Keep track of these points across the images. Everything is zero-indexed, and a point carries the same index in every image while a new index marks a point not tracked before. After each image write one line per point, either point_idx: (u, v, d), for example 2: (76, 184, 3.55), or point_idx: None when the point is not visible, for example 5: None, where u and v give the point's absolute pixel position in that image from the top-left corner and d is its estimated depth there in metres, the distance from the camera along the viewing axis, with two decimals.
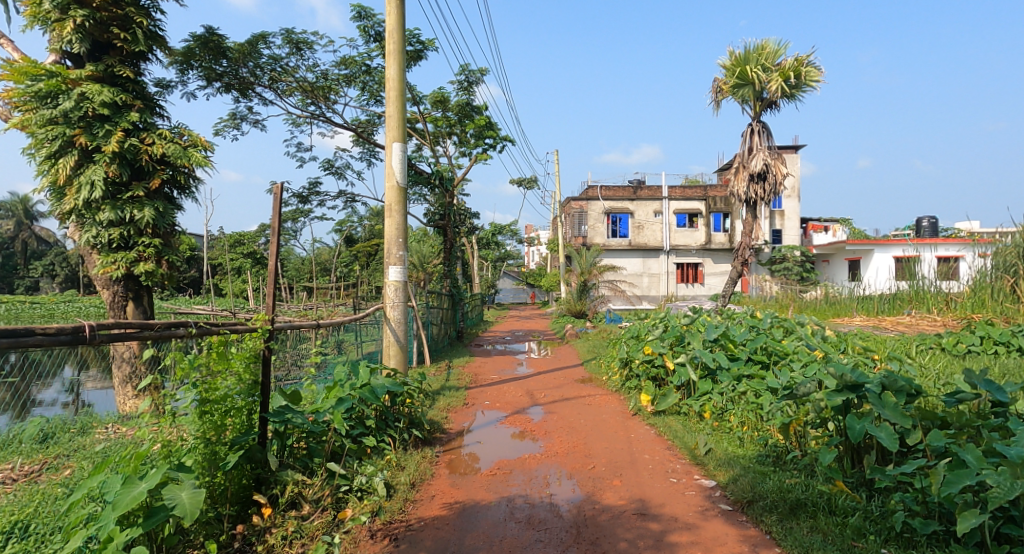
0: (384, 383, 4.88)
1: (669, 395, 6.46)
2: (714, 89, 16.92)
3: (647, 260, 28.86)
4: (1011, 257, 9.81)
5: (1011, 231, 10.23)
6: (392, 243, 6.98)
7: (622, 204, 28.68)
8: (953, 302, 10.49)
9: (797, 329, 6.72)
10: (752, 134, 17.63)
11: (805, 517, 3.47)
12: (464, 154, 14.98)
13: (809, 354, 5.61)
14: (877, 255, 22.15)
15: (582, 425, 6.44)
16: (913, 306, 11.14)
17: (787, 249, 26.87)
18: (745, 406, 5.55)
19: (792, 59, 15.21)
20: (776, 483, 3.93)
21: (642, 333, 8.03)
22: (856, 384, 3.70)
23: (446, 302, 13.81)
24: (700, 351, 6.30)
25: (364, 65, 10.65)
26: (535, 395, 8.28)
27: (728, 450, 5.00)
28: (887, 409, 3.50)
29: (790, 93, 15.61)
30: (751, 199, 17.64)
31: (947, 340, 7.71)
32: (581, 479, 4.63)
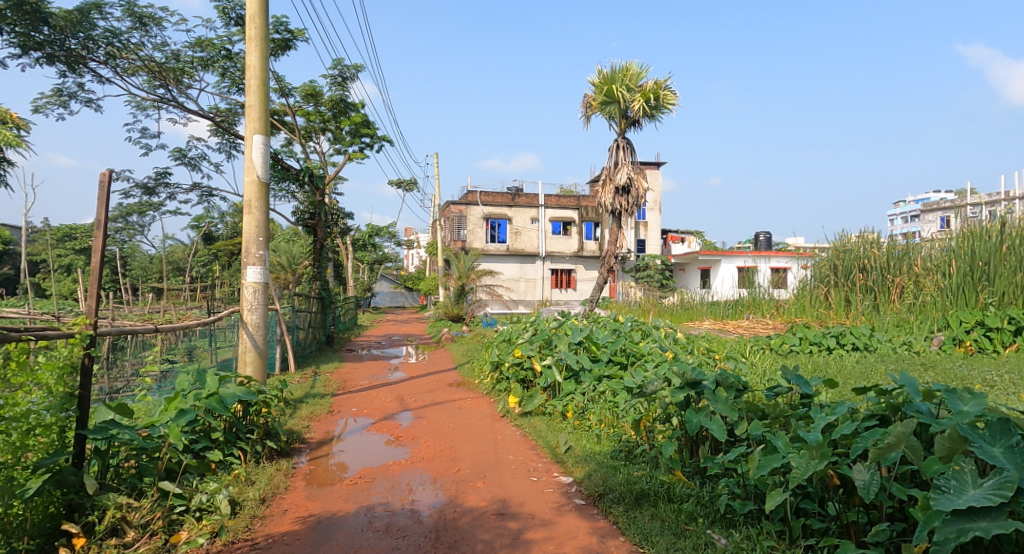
0: (235, 392, 4.51)
1: (535, 396, 6.67)
2: (584, 104, 17.85)
3: (524, 265, 29.53)
4: (825, 269, 11.43)
5: (826, 245, 11.87)
6: (251, 242, 6.50)
7: (500, 210, 29.20)
8: (782, 308, 11.97)
9: (653, 332, 7.25)
10: (617, 149, 18.78)
11: (647, 507, 3.75)
12: (338, 151, 14.42)
13: (662, 355, 6.12)
14: (723, 264, 24.64)
15: (451, 428, 6.44)
16: (751, 311, 12.53)
17: (649, 258, 28.97)
18: (603, 405, 5.89)
19: (652, 82, 16.45)
20: (625, 476, 4.21)
21: (514, 336, 8.23)
22: (696, 382, 4.10)
23: (315, 305, 13.15)
24: (565, 353, 6.56)
25: (224, 49, 9.87)
26: (405, 401, 8.14)
27: (586, 446, 5.26)
28: (719, 403, 3.89)
29: (650, 114, 16.89)
30: (617, 211, 18.79)
31: (774, 341, 8.83)
32: (445, 483, 4.62)
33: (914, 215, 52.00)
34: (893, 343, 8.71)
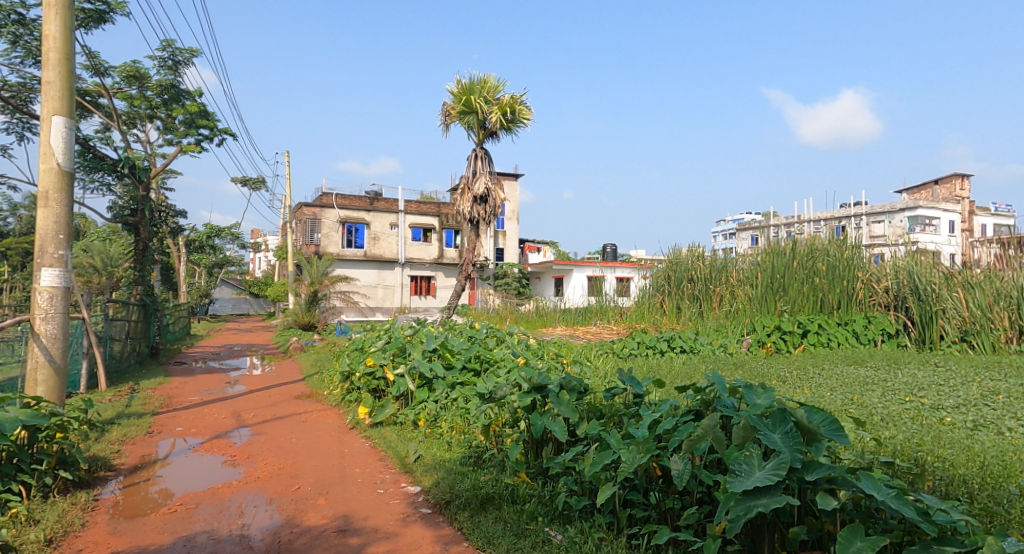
0: (16, 416, 3.81)
1: (387, 405, 6.47)
2: (443, 112, 17.89)
3: (382, 271, 28.75)
4: (661, 279, 12.58)
5: (662, 257, 13.08)
6: (48, 240, 5.56)
7: (357, 213, 28.18)
8: (624, 314, 12.93)
9: (506, 338, 7.43)
10: (476, 159, 19.07)
11: (491, 510, 3.80)
12: (168, 142, 12.96)
13: (514, 361, 6.27)
14: (575, 274, 26.08)
15: (293, 444, 6.03)
16: (598, 317, 13.38)
17: (507, 266, 29.74)
18: (455, 412, 5.90)
19: (509, 96, 16.97)
20: (472, 481, 4.23)
21: (366, 344, 7.95)
22: (541, 386, 4.25)
23: (136, 313, 11.63)
24: (419, 361, 6.45)
25: (15, 13, 8.41)
26: (242, 416, 7.47)
27: (436, 455, 5.22)
28: (562, 405, 4.06)
29: (507, 127, 17.40)
30: (474, 219, 19.05)
31: (616, 345, 9.50)
32: (282, 503, 4.31)
33: (732, 233, 58.65)
34: (713, 346, 9.80)
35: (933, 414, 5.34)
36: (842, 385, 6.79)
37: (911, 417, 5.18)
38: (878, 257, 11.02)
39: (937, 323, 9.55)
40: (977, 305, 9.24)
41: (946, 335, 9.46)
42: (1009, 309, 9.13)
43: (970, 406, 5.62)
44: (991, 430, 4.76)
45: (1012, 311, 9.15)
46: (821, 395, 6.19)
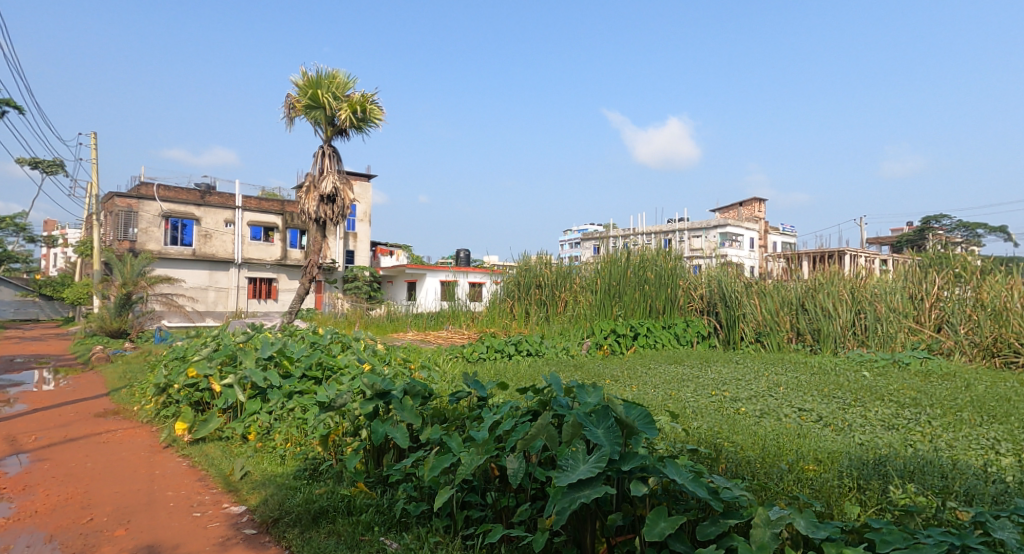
0: None
1: (211, 419, 5.85)
2: (287, 105, 16.82)
3: (214, 272, 26.10)
4: (511, 285, 13.00)
5: (513, 264, 13.51)
6: None
7: (184, 208, 25.41)
8: (476, 318, 13.14)
9: (352, 343, 7.12)
10: (323, 156, 18.16)
11: (324, 524, 3.62)
12: None
13: (359, 367, 6.04)
14: (427, 278, 25.89)
15: (88, 469, 5.22)
16: (451, 322, 13.44)
17: (357, 269, 28.70)
18: (291, 423, 5.52)
19: (360, 94, 16.44)
20: (304, 495, 4.00)
21: (189, 353, 7.15)
22: (384, 392, 4.14)
23: None
24: (251, 370, 5.93)
25: None
26: (20, 441, 6.30)
27: (266, 470, 4.84)
28: (405, 412, 3.99)
29: (358, 125, 16.84)
30: (320, 219, 18.14)
31: (466, 349, 9.61)
32: (67, 539, 3.70)
33: (576, 242, 62.36)
34: (556, 348, 10.32)
35: (732, 405, 6.15)
36: (663, 382, 7.54)
37: (715, 408, 5.92)
38: (696, 267, 12.49)
39: (738, 325, 11.10)
40: (768, 311, 10.80)
41: (745, 336, 11.02)
42: (790, 313, 10.71)
43: (761, 397, 6.56)
44: (773, 417, 5.61)
45: (791, 315, 10.69)
46: (646, 392, 6.83)
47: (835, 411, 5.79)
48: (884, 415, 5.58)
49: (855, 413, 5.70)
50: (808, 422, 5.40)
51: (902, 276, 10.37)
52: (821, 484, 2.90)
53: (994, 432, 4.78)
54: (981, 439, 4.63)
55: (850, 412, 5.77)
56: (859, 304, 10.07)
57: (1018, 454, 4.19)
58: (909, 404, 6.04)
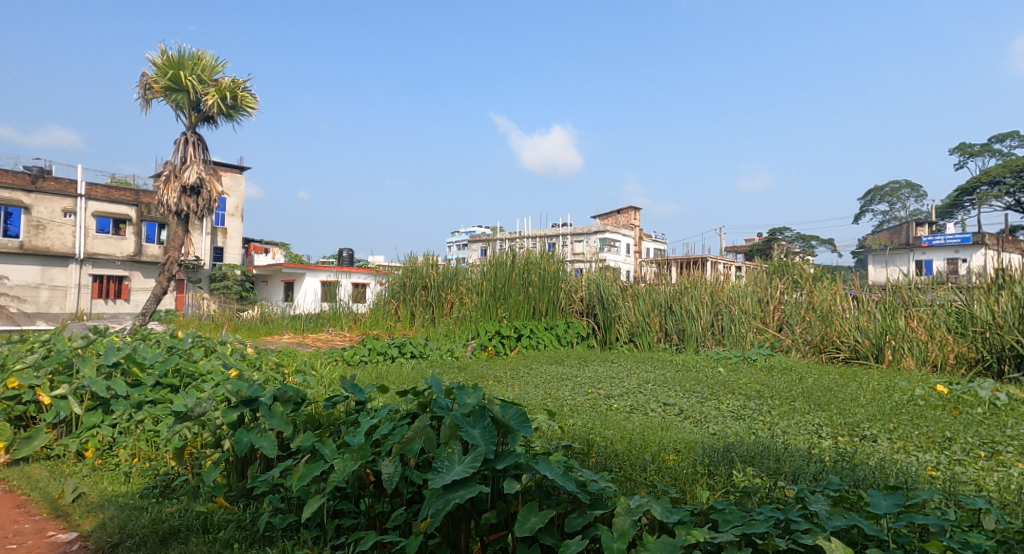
0: None
1: (36, 436, 5.10)
2: (142, 85, 15.24)
3: (49, 269, 22.98)
4: (396, 286, 12.75)
5: (398, 265, 13.25)
6: None
7: (10, 194, 22.13)
8: (359, 320, 12.73)
9: (217, 347, 6.57)
10: (185, 144, 16.63)
11: (175, 545, 3.30)
12: None
13: (223, 374, 5.59)
14: (306, 278, 24.67)
15: None
16: (331, 324, 12.90)
17: (227, 267, 26.64)
18: (138, 437, 4.98)
19: (230, 79, 15.30)
20: (151, 516, 3.62)
21: (10, 361, 6.19)
22: (251, 399, 3.85)
23: None
24: (90, 379, 5.25)
25: None
26: None
27: (106, 490, 4.32)
28: (274, 419, 3.74)
29: (227, 113, 15.68)
30: (182, 212, 16.59)
31: (347, 353, 9.27)
32: None
33: (464, 244, 62.57)
34: (441, 350, 10.25)
35: (605, 402, 6.50)
36: (544, 382, 7.78)
37: (591, 405, 6.22)
38: (577, 271, 13.04)
39: (614, 326, 11.75)
40: (640, 312, 11.55)
41: (620, 336, 11.70)
42: (659, 314, 11.53)
43: (631, 393, 7.00)
44: (641, 412, 6.02)
45: (661, 316, 11.51)
46: (527, 391, 7.02)
47: (693, 404, 6.33)
48: (734, 406, 6.19)
49: (710, 406, 6.27)
50: (670, 415, 5.86)
51: (753, 282, 11.55)
52: (678, 472, 3.15)
53: (817, 419, 5.50)
54: (809, 425, 5.29)
55: (706, 405, 6.34)
56: (718, 307, 11.08)
57: (835, 437, 4.86)
58: (755, 396, 6.75)
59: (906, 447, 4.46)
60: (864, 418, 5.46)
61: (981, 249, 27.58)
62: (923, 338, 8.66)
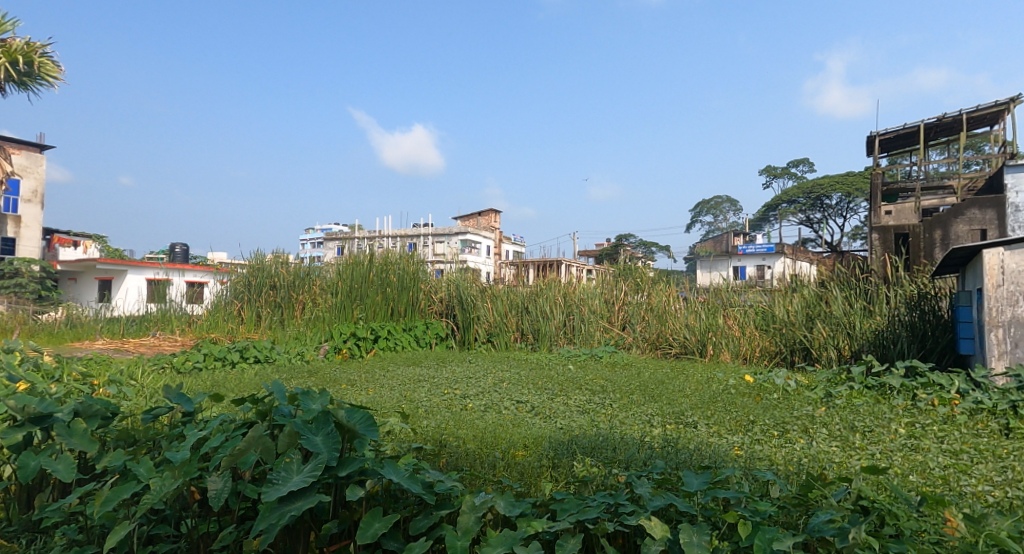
0: None
1: None
2: None
3: None
4: (239, 286, 11.78)
5: (242, 262, 12.24)
6: None
7: None
8: (193, 323, 11.51)
9: (2, 356, 5.52)
10: None
11: None
12: None
13: (9, 388, 4.70)
14: (128, 276, 21.77)
15: None
16: (158, 328, 11.51)
17: (21, 262, 22.59)
18: None
19: (24, 42, 13.04)
20: None
21: None
22: (43, 416, 3.26)
23: None
24: None
25: None
26: None
27: None
28: (73, 438, 3.20)
29: (20, 81, 13.34)
30: None
31: (177, 359, 8.32)
32: None
33: (316, 242, 59.34)
34: (289, 354, 9.60)
35: (461, 402, 6.54)
36: (400, 384, 7.63)
37: (446, 406, 6.22)
38: (438, 272, 12.99)
39: (472, 327, 11.85)
40: (498, 313, 11.80)
41: (478, 337, 11.84)
42: (516, 315, 11.88)
43: (487, 392, 7.12)
44: (495, 410, 6.14)
45: (517, 316, 11.86)
46: (381, 394, 6.83)
47: (544, 401, 6.61)
48: (580, 401, 6.57)
49: (559, 401, 6.59)
50: (522, 412, 6.05)
51: (601, 283, 12.35)
52: (524, 467, 3.25)
53: (650, 409, 6.03)
54: (643, 416, 5.78)
55: (556, 401, 6.65)
56: (569, 307, 11.70)
57: (664, 425, 5.36)
58: (599, 391, 7.23)
59: (720, 431, 5.06)
60: (688, 407, 6.10)
61: (783, 257, 32.20)
62: (738, 334, 9.88)
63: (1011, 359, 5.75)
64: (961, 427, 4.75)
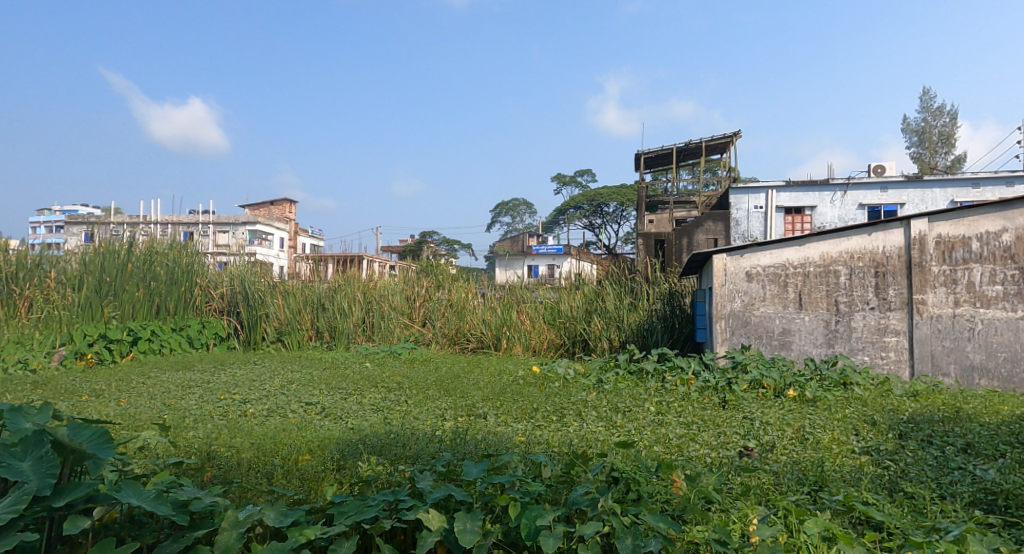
0: None
1: None
2: None
3: None
4: None
5: None
6: None
7: None
8: None
9: None
10: None
11: None
12: None
13: None
14: None
15: None
16: None
17: None
18: None
19: None
20: None
21: None
22: None
23: None
24: None
25: None
26: None
27: None
28: None
29: None
30: None
31: None
32: None
33: (55, 225, 48.84)
34: (7, 364, 7.78)
35: (239, 408, 5.93)
36: (164, 392, 6.67)
37: (220, 414, 5.59)
38: (220, 265, 11.65)
39: (260, 325, 10.86)
40: (290, 309, 10.99)
41: (267, 336, 10.89)
42: (311, 311, 11.18)
43: (271, 396, 6.60)
44: (280, 414, 5.70)
45: (311, 314, 11.17)
46: (137, 405, 5.89)
47: (336, 401, 6.34)
48: (375, 400, 6.44)
49: (353, 401, 6.38)
50: (310, 414, 5.73)
51: (403, 280, 12.17)
52: (305, 472, 3.07)
53: (444, 404, 6.17)
54: (436, 410, 5.88)
55: (349, 400, 6.43)
56: (369, 303, 11.37)
57: (456, 418, 5.53)
58: (395, 388, 7.17)
59: (506, 420, 5.38)
60: (480, 399, 6.37)
61: (569, 258, 35.35)
62: (529, 328, 10.60)
63: (730, 344, 7.11)
64: (695, 402, 5.74)
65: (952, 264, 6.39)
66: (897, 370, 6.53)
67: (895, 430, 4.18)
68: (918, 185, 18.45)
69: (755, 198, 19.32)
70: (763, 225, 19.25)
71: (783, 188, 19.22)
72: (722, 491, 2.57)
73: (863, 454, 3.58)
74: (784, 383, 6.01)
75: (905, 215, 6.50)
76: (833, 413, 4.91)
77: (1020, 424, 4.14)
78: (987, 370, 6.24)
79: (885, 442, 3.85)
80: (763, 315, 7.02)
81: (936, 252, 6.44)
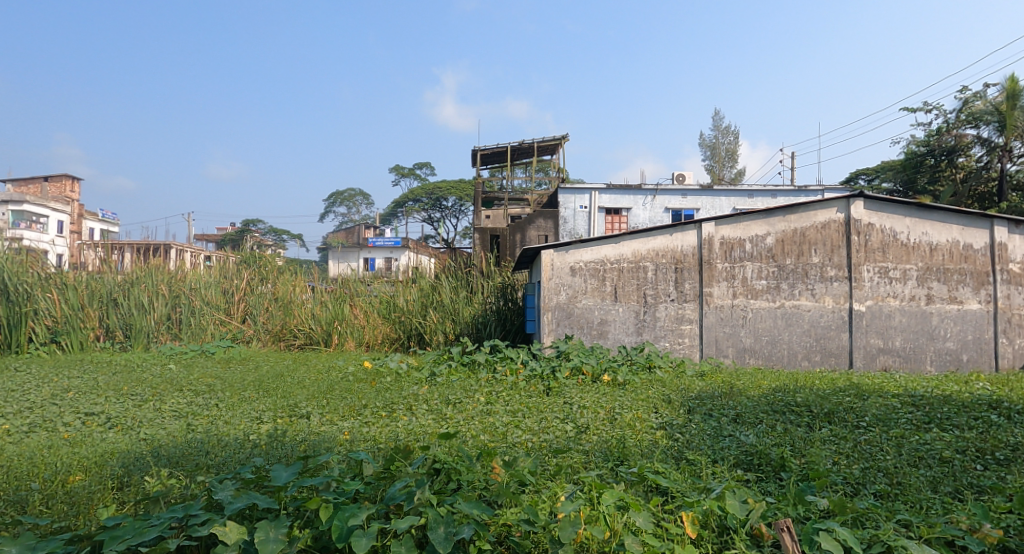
0: None
1: None
2: None
3: None
4: None
5: None
6: None
7: None
8: None
9: None
10: None
11: None
12: None
13: None
14: None
15: None
16: None
17: None
18: None
19: None
20: None
21: None
22: None
23: None
24: None
25: None
26: None
27: None
28: None
29: None
30: None
31: None
32: None
33: None
34: None
35: None
36: None
37: None
38: None
39: (25, 324, 9.03)
40: (69, 305, 9.32)
41: (35, 337, 9.12)
42: (99, 308, 9.58)
43: (37, 407, 5.54)
44: (47, 429, 4.80)
45: (100, 310, 9.58)
46: None
47: (126, 410, 5.51)
48: (177, 405, 5.72)
49: (148, 408, 5.61)
50: (90, 427, 4.91)
51: (219, 271, 10.99)
52: (73, 495, 2.62)
53: (261, 405, 5.68)
54: (252, 413, 5.41)
55: (144, 408, 5.64)
56: (175, 297, 10.08)
57: (275, 420, 5.13)
58: (203, 392, 6.45)
59: (332, 419, 5.13)
60: (303, 399, 5.98)
61: (406, 251, 34.82)
62: (362, 323, 10.26)
63: (556, 335, 7.56)
64: (521, 390, 6.02)
65: (731, 262, 7.47)
66: (690, 353, 7.47)
67: (685, 406, 4.79)
68: (710, 193, 21.32)
69: (580, 198, 20.82)
70: (587, 223, 20.83)
71: (603, 190, 20.94)
72: (535, 473, 2.71)
73: (659, 429, 4.05)
74: (599, 368, 6.53)
75: (697, 219, 7.46)
76: (638, 394, 5.48)
77: (776, 395, 4.99)
78: (755, 351, 7.39)
79: (677, 417, 4.40)
80: (585, 307, 7.58)
81: (720, 251, 7.48)
